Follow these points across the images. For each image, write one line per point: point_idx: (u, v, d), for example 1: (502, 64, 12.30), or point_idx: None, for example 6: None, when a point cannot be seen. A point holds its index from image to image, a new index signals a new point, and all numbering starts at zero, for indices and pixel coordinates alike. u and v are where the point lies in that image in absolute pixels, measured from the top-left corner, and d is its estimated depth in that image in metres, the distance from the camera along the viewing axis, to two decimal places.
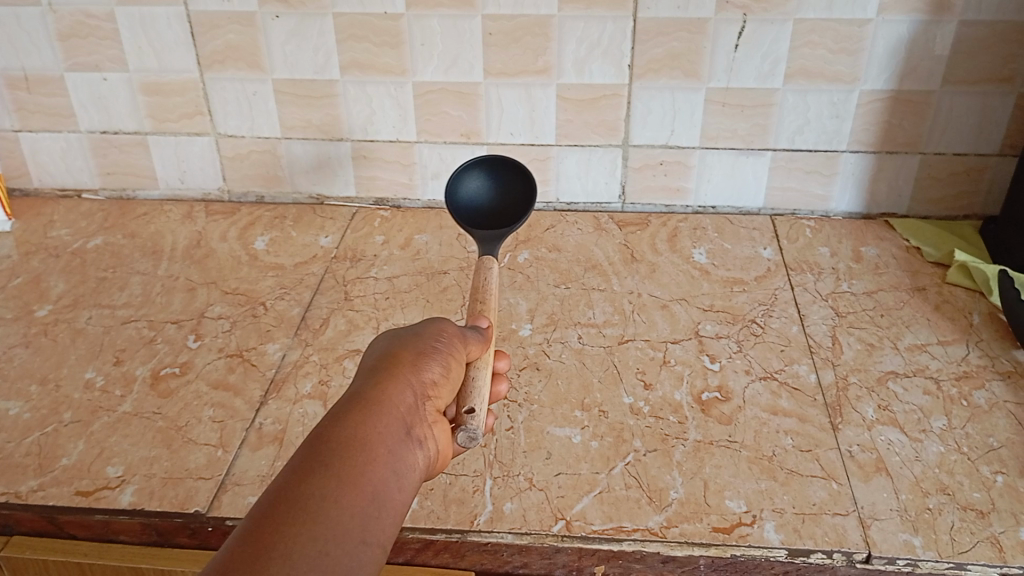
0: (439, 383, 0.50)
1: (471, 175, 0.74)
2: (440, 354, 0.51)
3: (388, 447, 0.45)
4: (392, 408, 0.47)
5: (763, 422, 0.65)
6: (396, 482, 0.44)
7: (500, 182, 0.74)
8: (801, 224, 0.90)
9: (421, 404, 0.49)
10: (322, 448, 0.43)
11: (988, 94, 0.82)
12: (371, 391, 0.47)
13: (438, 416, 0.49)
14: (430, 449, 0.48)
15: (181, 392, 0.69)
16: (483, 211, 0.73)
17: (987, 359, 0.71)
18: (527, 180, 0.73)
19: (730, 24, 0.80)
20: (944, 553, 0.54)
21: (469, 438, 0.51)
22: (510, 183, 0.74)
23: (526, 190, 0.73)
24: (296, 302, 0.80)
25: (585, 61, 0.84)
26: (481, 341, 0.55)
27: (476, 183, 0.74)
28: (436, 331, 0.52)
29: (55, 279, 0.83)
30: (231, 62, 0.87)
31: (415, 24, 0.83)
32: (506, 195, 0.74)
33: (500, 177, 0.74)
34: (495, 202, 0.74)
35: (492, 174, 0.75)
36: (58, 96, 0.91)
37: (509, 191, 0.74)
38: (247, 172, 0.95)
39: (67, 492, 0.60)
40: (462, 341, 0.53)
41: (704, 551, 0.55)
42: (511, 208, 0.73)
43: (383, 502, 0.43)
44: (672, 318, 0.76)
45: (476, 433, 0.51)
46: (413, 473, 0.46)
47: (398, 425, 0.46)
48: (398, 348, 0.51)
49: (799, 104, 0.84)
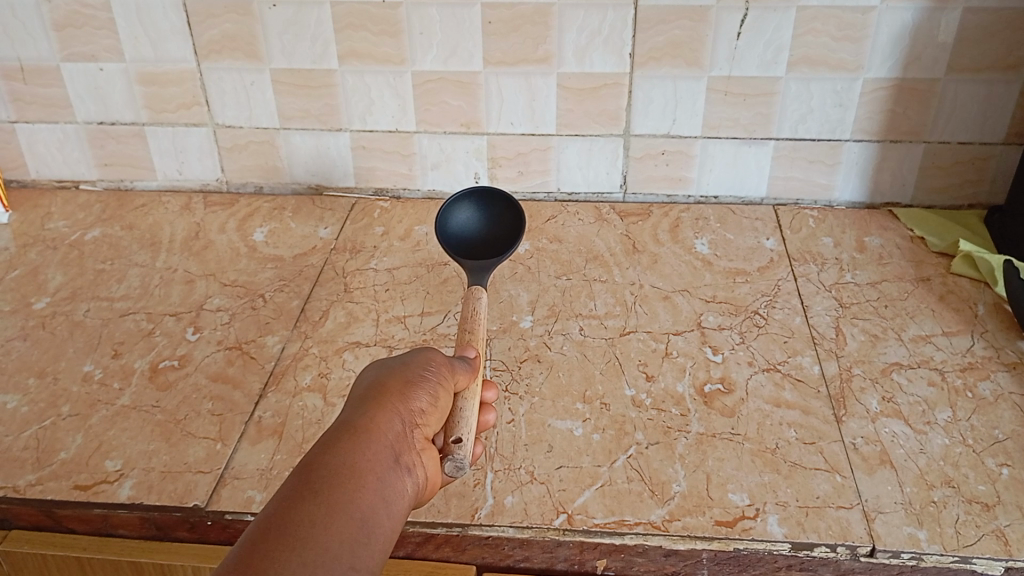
0: (428, 411, 0.49)
1: (462, 206, 0.74)
2: (428, 382, 0.50)
3: (377, 474, 0.45)
4: (380, 437, 0.46)
5: (765, 414, 0.64)
6: (385, 509, 0.44)
7: (490, 215, 0.74)
8: (803, 214, 0.89)
9: (410, 431, 0.48)
10: (312, 476, 0.43)
11: (993, 82, 0.81)
12: (359, 420, 0.47)
13: (427, 444, 0.49)
14: (419, 475, 0.47)
15: (179, 385, 0.68)
16: (472, 241, 0.72)
17: (991, 350, 0.70)
18: (515, 212, 0.72)
19: (732, 11, 0.79)
20: (949, 547, 0.54)
21: (456, 467, 0.50)
22: (500, 216, 0.73)
23: (515, 222, 0.72)
24: (296, 294, 0.79)
25: (586, 50, 0.83)
26: (469, 370, 0.53)
27: (466, 214, 0.74)
28: (424, 360, 0.51)
29: (52, 271, 0.83)
30: (228, 52, 0.86)
31: (414, 13, 0.82)
32: (496, 227, 0.73)
33: (490, 210, 0.74)
34: (484, 234, 0.73)
35: (482, 207, 0.74)
36: (54, 87, 0.90)
37: (499, 224, 0.73)
38: (246, 163, 0.94)
39: (65, 486, 0.60)
40: (450, 370, 0.52)
41: (707, 544, 0.55)
42: (500, 240, 0.72)
43: (373, 529, 0.43)
44: (674, 309, 0.76)
45: (463, 463, 0.50)
46: (402, 500, 0.46)
47: (387, 453, 0.46)
48: (387, 376, 0.50)
49: (802, 93, 0.83)
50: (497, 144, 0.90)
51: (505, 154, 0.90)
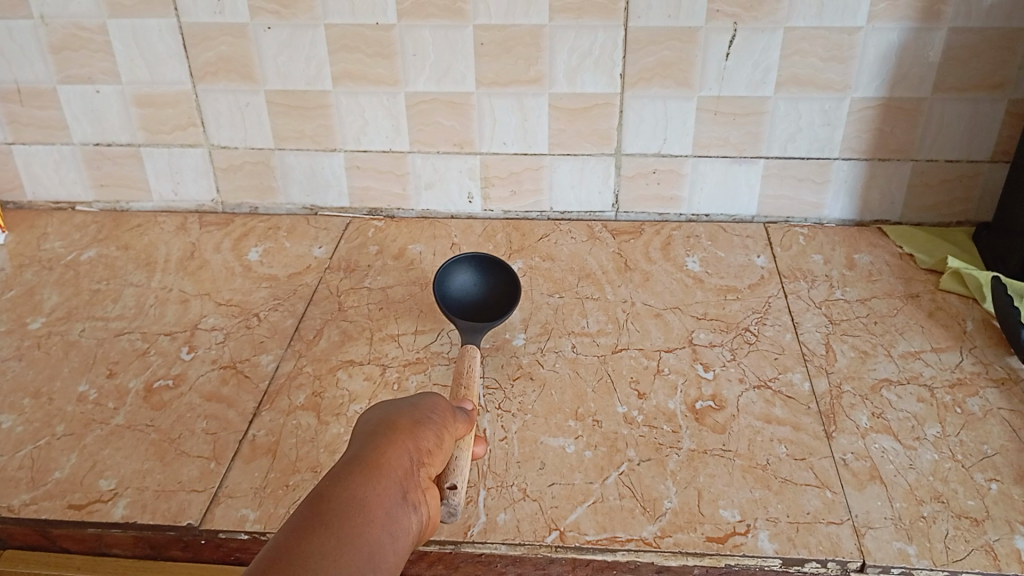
0: (434, 451, 0.50)
1: (461, 269, 0.77)
2: (434, 424, 0.51)
3: (386, 509, 0.45)
4: (390, 472, 0.47)
5: (756, 430, 0.65)
6: (391, 544, 0.44)
7: (488, 279, 0.77)
8: (794, 232, 0.90)
9: (417, 469, 0.48)
10: (322, 508, 0.43)
11: (979, 101, 0.82)
12: (369, 455, 0.47)
13: (430, 483, 0.49)
14: (423, 514, 0.48)
15: (174, 404, 0.69)
16: (469, 305, 0.76)
17: (980, 365, 0.71)
18: (513, 282, 0.76)
19: (722, 33, 0.80)
20: (939, 562, 0.54)
21: (448, 512, 0.53)
22: (497, 283, 0.77)
23: (511, 291, 0.76)
24: (290, 313, 0.79)
25: (577, 71, 0.84)
26: (469, 419, 0.55)
27: (465, 277, 0.77)
28: (430, 404, 0.53)
29: (48, 291, 0.83)
30: (223, 74, 0.87)
31: (407, 35, 0.83)
32: (493, 292, 0.77)
33: (488, 275, 0.77)
34: (482, 298, 0.77)
35: (480, 272, 0.77)
36: (51, 109, 0.91)
37: (495, 290, 0.77)
38: (241, 184, 0.95)
39: (59, 505, 0.60)
40: (454, 415, 0.53)
41: (698, 561, 0.55)
42: (495, 307, 0.76)
43: (379, 564, 0.43)
44: (666, 327, 0.76)
45: (455, 509, 0.53)
46: (407, 537, 0.46)
47: (396, 488, 0.46)
48: (396, 414, 0.51)
49: (791, 112, 0.84)
50: (490, 164, 0.91)
51: (498, 173, 0.91)
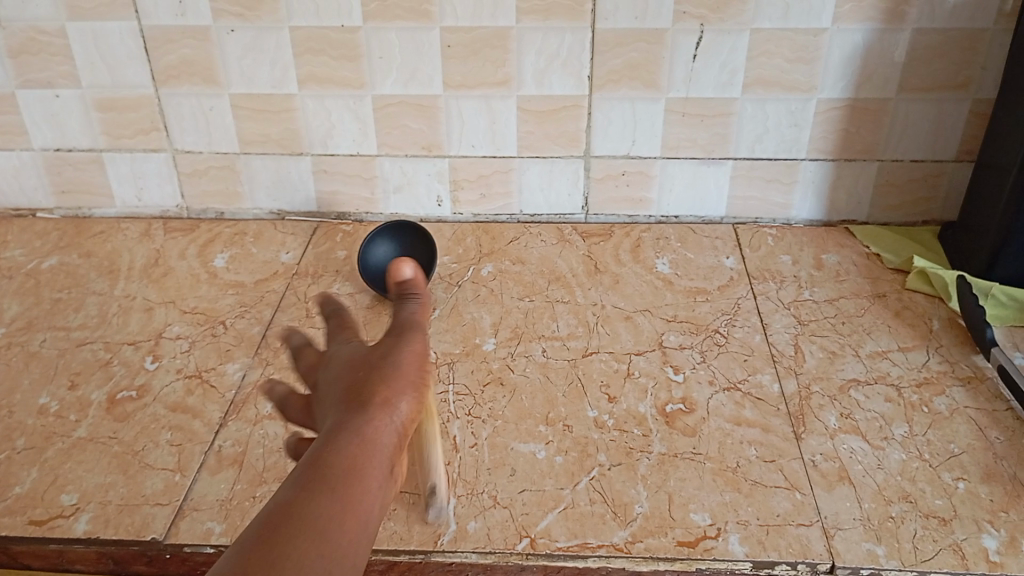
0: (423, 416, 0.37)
1: (380, 241, 0.82)
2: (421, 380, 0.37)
3: (391, 474, 0.33)
4: (382, 438, 0.34)
5: (727, 433, 0.65)
6: (386, 518, 0.32)
7: (406, 246, 0.83)
8: (763, 232, 0.90)
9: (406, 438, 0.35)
10: (318, 472, 0.32)
11: (943, 101, 0.83)
12: (360, 412, 0.34)
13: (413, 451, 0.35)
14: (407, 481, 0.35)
15: (138, 415, 0.67)
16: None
17: (946, 364, 0.71)
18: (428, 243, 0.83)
19: (688, 34, 0.80)
20: (907, 562, 0.54)
21: (439, 513, 0.57)
22: (416, 246, 0.83)
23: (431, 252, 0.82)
24: (257, 320, 0.78)
25: (545, 72, 0.83)
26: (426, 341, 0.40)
27: (385, 248, 0.82)
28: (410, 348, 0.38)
29: (8, 301, 0.82)
30: (187, 78, 0.86)
31: (373, 37, 0.82)
32: (415, 258, 0.82)
33: (406, 242, 0.83)
34: (404, 264, 0.82)
35: (397, 240, 0.83)
36: (10, 114, 0.89)
37: (416, 254, 0.82)
38: (206, 189, 0.93)
39: (19, 522, 0.59)
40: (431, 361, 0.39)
41: (669, 566, 0.55)
42: (420, 271, 0.81)
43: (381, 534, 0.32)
44: (636, 330, 0.76)
45: (444, 508, 0.58)
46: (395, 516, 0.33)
47: (387, 460, 0.33)
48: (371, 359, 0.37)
49: (758, 113, 0.84)
50: (458, 167, 0.90)
51: (467, 176, 0.91)
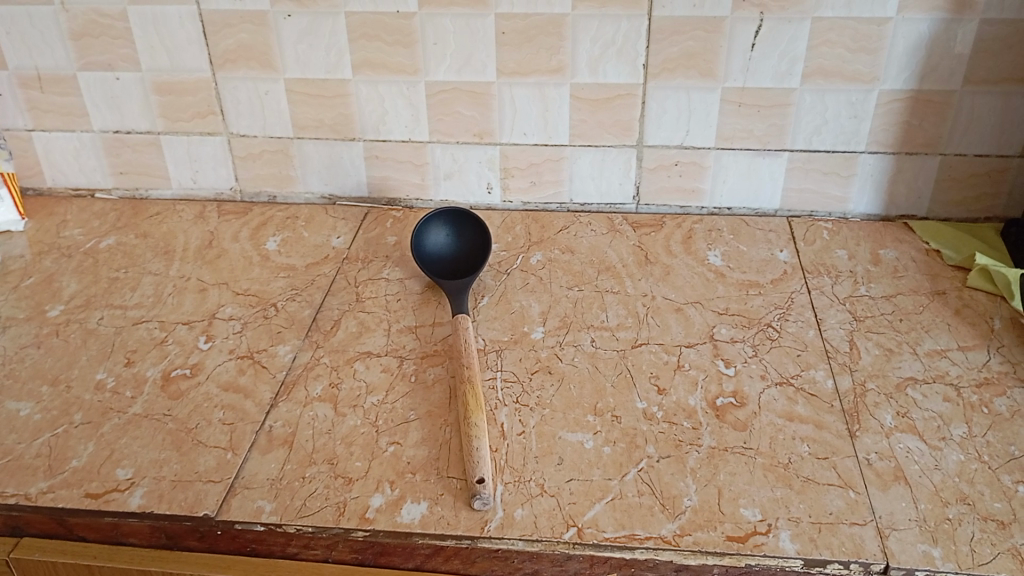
0: None
1: (436, 227, 0.83)
2: None
3: None
4: None
5: (779, 428, 0.64)
6: None
7: (462, 236, 0.83)
8: (818, 225, 0.89)
9: None
10: None
11: (1010, 94, 0.80)
12: None
13: None
14: None
15: (191, 394, 0.68)
16: (447, 260, 0.82)
17: (1008, 365, 0.69)
18: (483, 236, 0.83)
19: (747, 22, 0.79)
20: (964, 565, 0.53)
21: (483, 503, 0.57)
22: (471, 237, 0.83)
23: (484, 245, 0.82)
24: (307, 303, 0.79)
25: (599, 61, 0.83)
26: None
27: (440, 235, 0.83)
28: None
29: (67, 279, 0.83)
30: (244, 62, 0.87)
31: (427, 23, 0.82)
32: (467, 248, 0.83)
33: (462, 231, 0.83)
34: (457, 253, 0.82)
35: (453, 229, 0.83)
36: (72, 95, 0.91)
37: (471, 244, 0.83)
38: (260, 172, 0.94)
39: (76, 494, 0.60)
40: None
41: (718, 560, 0.55)
42: (473, 259, 0.81)
43: None
44: (687, 322, 0.75)
45: (489, 499, 0.57)
46: None
47: None
48: None
49: (817, 104, 0.83)
50: (510, 154, 0.90)
51: (517, 164, 0.90)
